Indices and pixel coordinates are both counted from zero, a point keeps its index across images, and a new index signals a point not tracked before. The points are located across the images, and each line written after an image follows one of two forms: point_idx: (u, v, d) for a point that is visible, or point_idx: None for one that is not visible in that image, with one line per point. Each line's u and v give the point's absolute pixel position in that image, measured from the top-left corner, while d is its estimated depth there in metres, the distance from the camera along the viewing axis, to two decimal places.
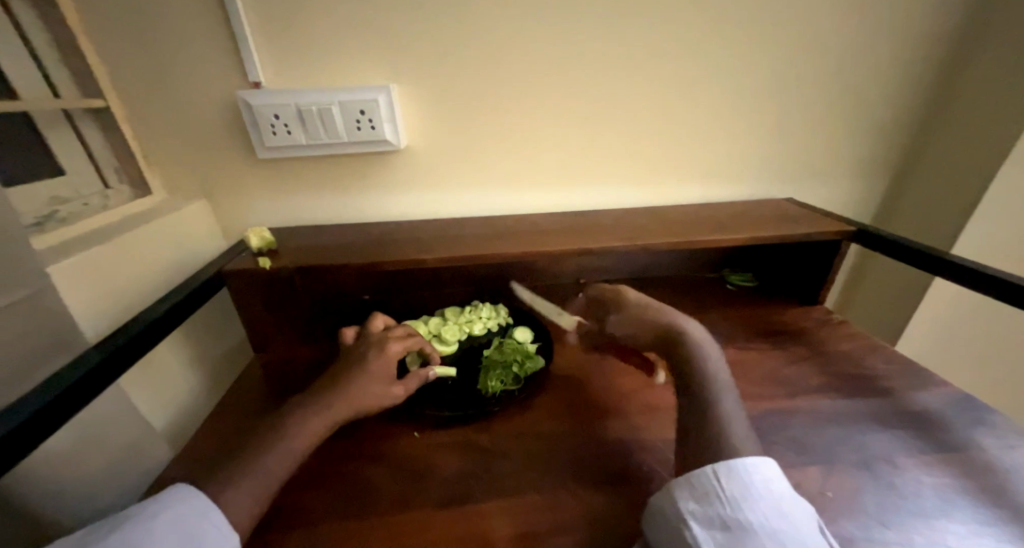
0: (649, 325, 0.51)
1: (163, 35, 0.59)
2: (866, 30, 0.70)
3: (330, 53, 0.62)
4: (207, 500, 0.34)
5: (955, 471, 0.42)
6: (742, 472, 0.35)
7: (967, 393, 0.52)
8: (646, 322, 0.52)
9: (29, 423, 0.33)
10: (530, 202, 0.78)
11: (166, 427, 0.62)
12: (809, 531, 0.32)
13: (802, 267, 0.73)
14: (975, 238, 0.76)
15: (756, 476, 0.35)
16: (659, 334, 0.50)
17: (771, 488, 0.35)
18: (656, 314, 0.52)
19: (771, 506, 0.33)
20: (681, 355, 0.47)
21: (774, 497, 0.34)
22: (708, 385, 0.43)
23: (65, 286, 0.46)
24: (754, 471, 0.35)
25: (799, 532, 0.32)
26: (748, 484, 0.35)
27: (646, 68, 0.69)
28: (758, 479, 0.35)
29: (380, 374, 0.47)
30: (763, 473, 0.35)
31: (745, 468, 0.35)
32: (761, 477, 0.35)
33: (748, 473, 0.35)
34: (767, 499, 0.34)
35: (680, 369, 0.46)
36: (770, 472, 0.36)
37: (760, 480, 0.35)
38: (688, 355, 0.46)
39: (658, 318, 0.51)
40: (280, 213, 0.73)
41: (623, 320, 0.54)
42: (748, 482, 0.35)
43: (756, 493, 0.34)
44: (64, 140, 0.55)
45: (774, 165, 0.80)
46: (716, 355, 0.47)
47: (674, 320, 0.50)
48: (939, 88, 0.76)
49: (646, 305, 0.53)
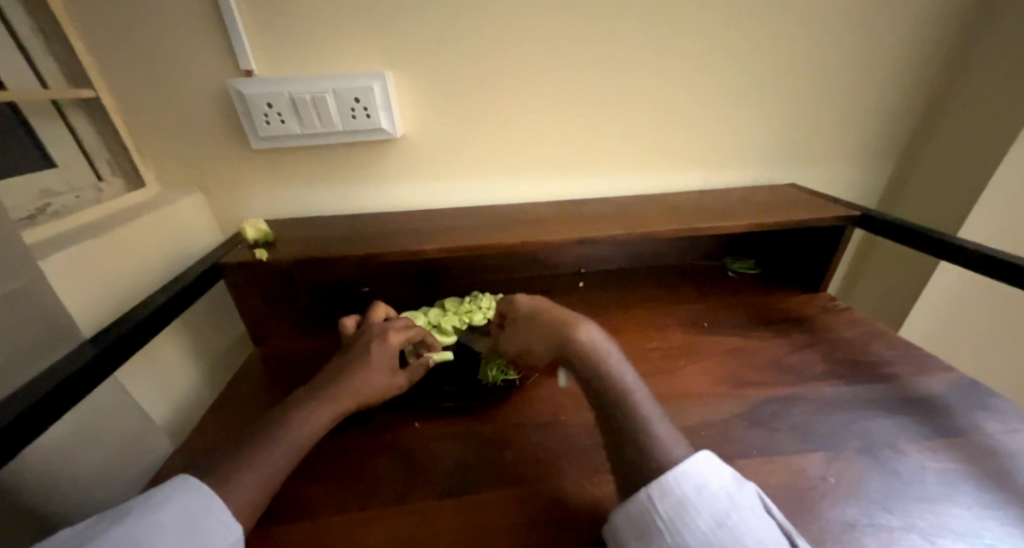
0: (545, 335, 0.46)
1: (151, 23, 0.57)
2: (873, 9, 0.68)
3: (322, 39, 0.61)
4: (211, 493, 0.34)
5: (960, 456, 0.42)
6: (674, 487, 0.33)
7: (972, 378, 0.52)
8: (541, 331, 0.46)
9: (23, 418, 0.33)
10: (529, 191, 0.77)
11: (167, 420, 0.62)
12: (755, 525, 0.31)
13: (806, 253, 0.72)
14: (980, 222, 0.75)
15: (688, 484, 0.33)
16: (556, 343, 0.44)
17: (705, 493, 0.32)
18: (548, 317, 0.46)
19: (712, 511, 0.32)
20: (584, 368, 0.42)
21: (712, 500, 0.32)
22: (622, 400, 0.39)
23: (58, 280, 0.45)
24: (684, 480, 0.33)
25: (747, 534, 0.30)
26: (683, 498, 0.32)
27: (646, 52, 0.67)
28: (690, 487, 0.33)
29: (382, 366, 0.47)
30: (697, 477, 0.33)
31: (674, 480, 0.33)
32: (694, 483, 0.33)
33: (679, 486, 0.33)
34: (705, 506, 0.32)
35: (590, 387, 0.41)
36: (704, 473, 0.34)
37: (694, 487, 0.33)
38: (591, 368, 0.41)
39: (553, 321, 0.45)
40: (277, 205, 0.72)
41: (520, 332, 0.48)
42: (682, 496, 0.32)
43: (693, 503, 0.32)
44: (54, 133, 0.55)
45: (777, 150, 0.79)
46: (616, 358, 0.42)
47: (567, 322, 0.44)
48: (947, 68, 0.74)
49: (537, 309, 0.48)
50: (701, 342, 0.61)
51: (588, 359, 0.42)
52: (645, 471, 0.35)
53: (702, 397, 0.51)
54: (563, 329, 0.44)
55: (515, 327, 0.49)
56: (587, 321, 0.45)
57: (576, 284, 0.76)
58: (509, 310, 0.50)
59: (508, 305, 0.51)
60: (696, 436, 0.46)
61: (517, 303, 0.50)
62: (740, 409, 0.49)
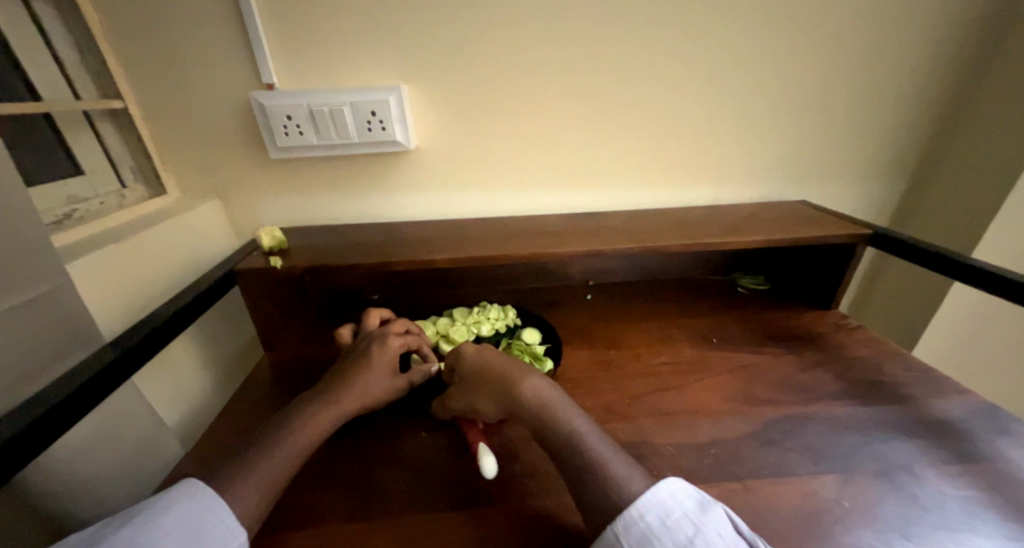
0: (492, 392, 0.44)
1: (177, 37, 0.59)
2: (884, 29, 0.68)
3: (341, 54, 0.63)
4: (217, 498, 0.34)
5: (980, 482, 0.41)
6: (637, 520, 0.32)
7: (990, 402, 0.50)
8: (486, 389, 0.45)
9: (46, 417, 0.33)
10: (540, 201, 0.78)
11: (177, 424, 0.63)
12: None
13: (817, 270, 0.72)
14: (997, 241, 0.74)
15: (651, 516, 0.32)
16: (504, 400, 0.43)
17: (668, 525, 0.32)
18: (490, 371, 0.45)
19: (676, 540, 0.31)
20: (533, 421, 0.41)
21: (675, 528, 0.32)
22: (569, 451, 0.38)
23: (82, 284, 0.46)
24: (646, 511, 0.33)
25: None
26: (646, 530, 0.32)
27: (657, 69, 0.68)
28: (653, 518, 0.32)
29: (382, 369, 0.47)
30: (660, 506, 0.33)
31: (637, 513, 0.33)
32: (657, 513, 0.33)
33: (640, 518, 0.32)
34: (668, 536, 0.31)
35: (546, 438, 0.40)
36: (666, 501, 0.33)
37: (657, 517, 0.32)
38: (543, 423, 0.41)
39: (499, 375, 0.44)
40: (290, 214, 0.74)
41: (465, 390, 0.46)
42: (646, 529, 0.32)
43: (656, 534, 0.32)
44: (81, 141, 0.57)
45: (787, 167, 0.79)
46: (567, 404, 0.42)
47: (512, 377, 0.43)
48: (959, 90, 0.74)
49: (479, 366, 0.46)
50: (710, 358, 0.60)
51: (539, 411, 0.41)
52: (630, 491, 0.34)
53: (712, 414, 0.50)
54: (506, 385, 0.43)
55: (460, 381, 0.47)
56: (541, 373, 0.44)
57: (582, 296, 0.76)
58: (455, 363, 0.48)
59: (454, 360, 0.48)
60: (706, 454, 0.45)
61: (461, 357, 0.47)
62: (751, 428, 0.48)
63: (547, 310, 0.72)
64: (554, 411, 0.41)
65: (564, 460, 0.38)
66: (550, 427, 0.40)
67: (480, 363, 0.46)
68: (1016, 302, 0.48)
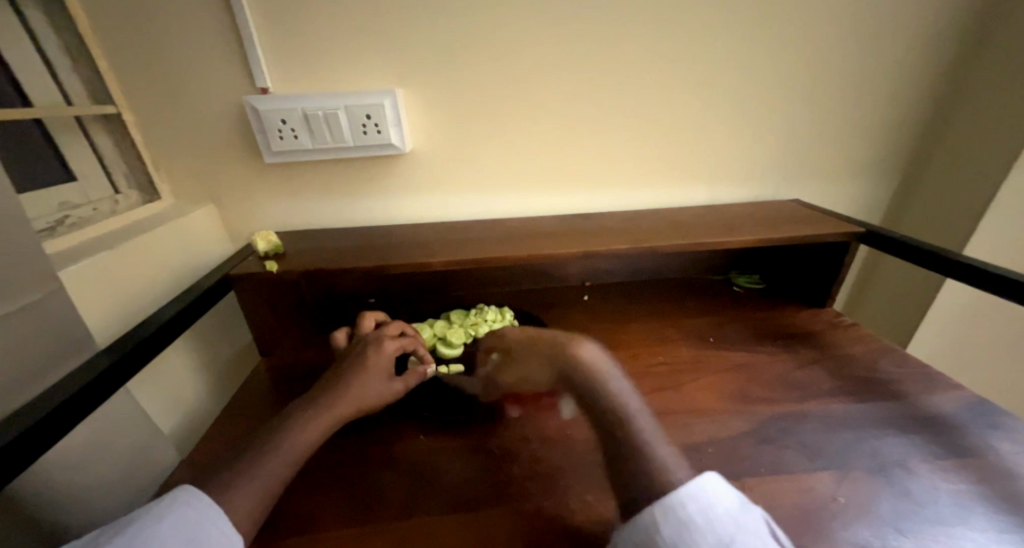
0: (547, 360, 0.45)
1: (170, 42, 0.59)
2: (873, 30, 0.69)
3: (335, 58, 0.63)
4: (213, 504, 0.34)
5: (974, 477, 0.42)
6: (678, 507, 0.30)
7: (982, 396, 0.51)
8: (541, 356, 0.46)
9: (40, 424, 0.33)
10: (536, 203, 0.78)
11: (173, 431, 0.62)
12: None
13: (810, 269, 0.73)
14: (988, 238, 0.74)
15: (692, 505, 0.30)
16: (557, 367, 0.44)
17: (711, 519, 0.30)
18: (545, 340, 0.46)
19: (718, 535, 0.29)
20: (585, 388, 0.41)
21: (718, 523, 0.30)
22: (618, 426, 0.38)
23: (75, 291, 0.46)
24: (688, 500, 0.31)
25: None
26: (686, 519, 0.30)
27: (650, 70, 0.69)
28: (695, 508, 0.30)
29: (378, 373, 0.47)
30: (702, 498, 0.31)
31: (677, 499, 0.31)
32: (699, 505, 0.30)
33: (682, 506, 0.30)
34: (710, 529, 0.29)
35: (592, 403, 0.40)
36: (709, 494, 0.31)
37: (699, 508, 0.30)
38: (595, 390, 0.40)
39: (551, 344, 0.45)
40: (286, 218, 0.74)
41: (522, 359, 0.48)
42: (686, 517, 0.30)
43: (697, 525, 0.30)
44: (73, 147, 0.56)
45: (780, 167, 0.80)
46: (621, 376, 0.42)
47: (566, 345, 0.44)
48: (946, 89, 0.75)
49: (534, 338, 0.47)
50: (707, 358, 0.60)
51: (593, 377, 0.41)
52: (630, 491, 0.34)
53: (709, 413, 0.51)
54: (560, 353, 0.44)
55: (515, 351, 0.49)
56: (596, 343, 0.44)
57: (580, 297, 0.77)
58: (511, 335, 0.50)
59: (509, 333, 0.50)
60: (704, 453, 0.45)
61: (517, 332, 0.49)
62: (748, 426, 0.48)
63: (545, 312, 0.72)
64: (606, 379, 0.41)
65: (608, 427, 0.38)
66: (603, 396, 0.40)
67: (537, 335, 0.47)
68: (1010, 297, 0.49)
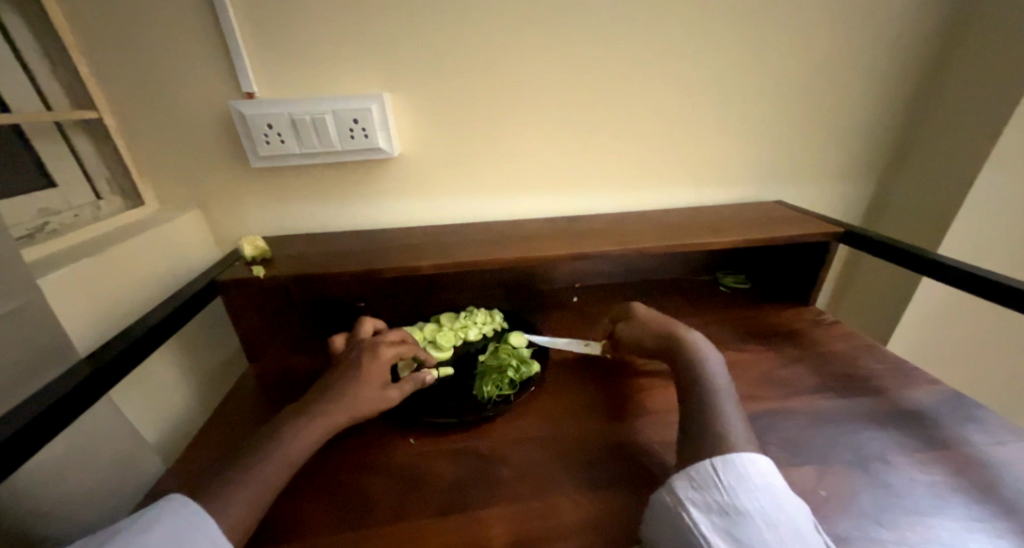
0: (657, 335, 0.53)
1: (153, 47, 0.59)
2: (850, 36, 0.71)
3: (322, 63, 0.63)
4: (203, 513, 0.33)
5: (949, 468, 0.43)
6: (740, 465, 0.37)
7: (958, 390, 0.53)
8: (653, 332, 0.54)
9: (18, 437, 0.32)
10: (525, 206, 0.79)
11: (158, 439, 0.61)
12: (805, 521, 0.34)
13: (793, 268, 0.74)
14: (962, 237, 0.77)
15: (750, 466, 0.37)
16: (665, 342, 0.52)
17: (765, 480, 0.36)
18: (666, 326, 0.54)
19: (768, 493, 0.35)
20: (686, 361, 0.49)
21: (770, 487, 0.35)
22: (706, 396, 0.44)
23: (56, 299, 0.45)
24: (750, 463, 0.37)
25: (795, 521, 0.33)
26: (744, 475, 0.36)
27: (635, 75, 0.70)
28: (754, 469, 0.36)
29: (373, 381, 0.47)
30: (760, 467, 0.37)
31: (741, 459, 0.37)
32: (756, 469, 0.37)
33: (743, 464, 0.37)
34: (763, 488, 0.35)
35: (679, 377, 0.48)
36: (766, 467, 0.37)
37: (757, 470, 0.36)
38: (694, 366, 0.48)
39: (666, 329, 0.53)
40: (273, 223, 0.73)
41: (635, 328, 0.56)
42: (744, 473, 0.36)
43: (752, 482, 0.36)
44: (54, 152, 0.55)
45: (763, 169, 0.81)
46: (722, 368, 0.48)
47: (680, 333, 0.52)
48: (920, 94, 0.78)
49: (657, 320, 0.55)
50: None
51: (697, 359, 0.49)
52: None
53: None
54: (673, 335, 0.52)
55: (634, 323, 0.56)
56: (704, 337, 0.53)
57: (569, 298, 0.77)
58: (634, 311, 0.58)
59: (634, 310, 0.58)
60: None
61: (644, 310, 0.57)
62: None
63: (535, 314, 0.73)
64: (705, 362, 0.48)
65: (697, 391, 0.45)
66: (699, 372, 0.47)
67: (660, 318, 0.55)
68: (983, 296, 0.51)
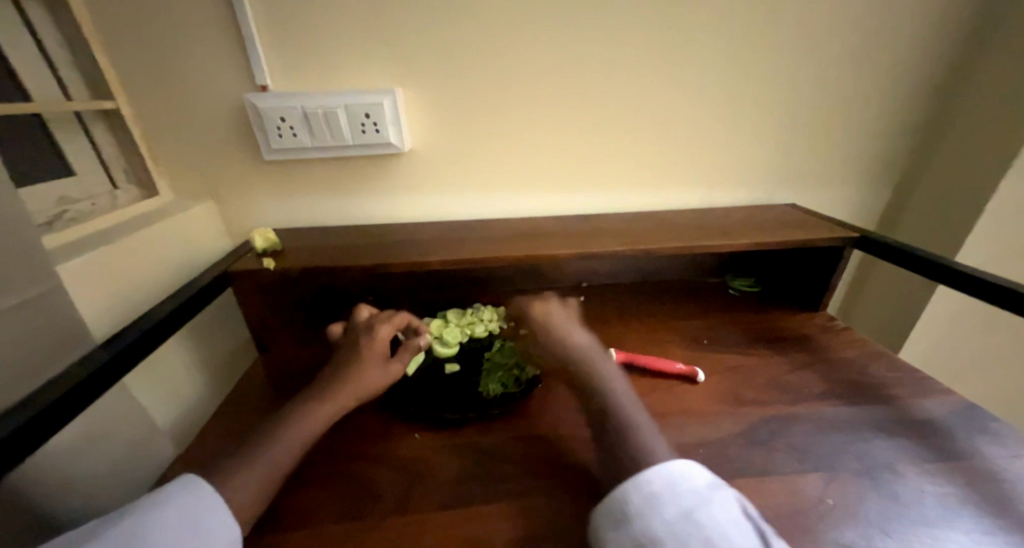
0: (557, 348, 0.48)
1: (171, 39, 0.59)
2: (870, 37, 0.70)
3: (335, 57, 0.63)
4: (214, 494, 0.34)
5: (959, 480, 0.42)
6: (646, 484, 0.31)
7: (971, 401, 0.52)
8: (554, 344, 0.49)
9: (40, 417, 0.33)
10: (534, 203, 0.78)
11: (169, 426, 0.63)
12: (733, 528, 0.28)
13: (804, 272, 0.73)
14: (981, 245, 0.75)
15: (657, 482, 0.31)
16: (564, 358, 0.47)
17: (674, 491, 0.31)
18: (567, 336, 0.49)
19: (680, 506, 0.30)
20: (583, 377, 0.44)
21: (682, 496, 0.30)
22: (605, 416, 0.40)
23: (74, 286, 0.46)
24: (654, 477, 0.32)
25: (716, 534, 0.28)
26: (649, 495, 0.31)
27: (648, 74, 0.69)
28: (660, 483, 0.31)
29: (374, 358, 0.47)
30: (667, 477, 0.32)
31: (644, 477, 0.32)
32: (664, 481, 0.31)
33: (648, 483, 0.31)
34: (672, 502, 0.30)
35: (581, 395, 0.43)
36: (675, 475, 0.32)
37: (664, 483, 0.31)
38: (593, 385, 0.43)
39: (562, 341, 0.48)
40: (284, 215, 0.74)
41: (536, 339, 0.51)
42: (651, 492, 0.31)
43: (660, 500, 0.30)
44: (72, 142, 0.56)
45: (777, 171, 0.80)
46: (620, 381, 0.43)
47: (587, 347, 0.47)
48: (942, 97, 0.76)
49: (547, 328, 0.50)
50: (705, 359, 0.61)
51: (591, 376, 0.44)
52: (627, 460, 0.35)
53: (704, 415, 0.51)
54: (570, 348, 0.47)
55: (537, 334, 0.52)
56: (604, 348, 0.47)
57: (575, 297, 0.77)
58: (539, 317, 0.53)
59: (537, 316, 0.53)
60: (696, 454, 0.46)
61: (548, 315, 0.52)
62: (738, 428, 0.49)
63: None
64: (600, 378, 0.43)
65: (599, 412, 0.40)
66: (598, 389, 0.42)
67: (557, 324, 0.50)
68: (989, 300, 0.50)
